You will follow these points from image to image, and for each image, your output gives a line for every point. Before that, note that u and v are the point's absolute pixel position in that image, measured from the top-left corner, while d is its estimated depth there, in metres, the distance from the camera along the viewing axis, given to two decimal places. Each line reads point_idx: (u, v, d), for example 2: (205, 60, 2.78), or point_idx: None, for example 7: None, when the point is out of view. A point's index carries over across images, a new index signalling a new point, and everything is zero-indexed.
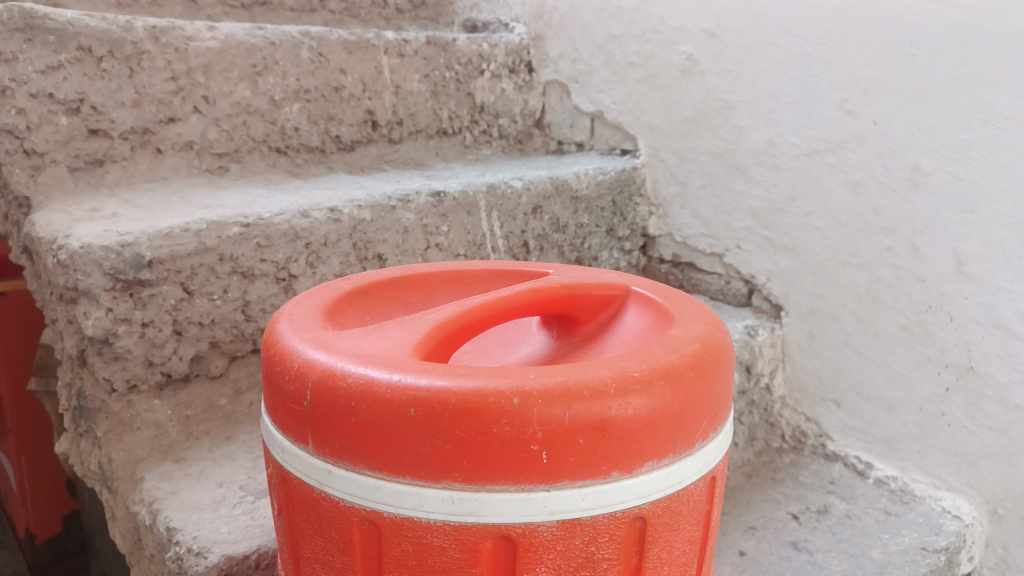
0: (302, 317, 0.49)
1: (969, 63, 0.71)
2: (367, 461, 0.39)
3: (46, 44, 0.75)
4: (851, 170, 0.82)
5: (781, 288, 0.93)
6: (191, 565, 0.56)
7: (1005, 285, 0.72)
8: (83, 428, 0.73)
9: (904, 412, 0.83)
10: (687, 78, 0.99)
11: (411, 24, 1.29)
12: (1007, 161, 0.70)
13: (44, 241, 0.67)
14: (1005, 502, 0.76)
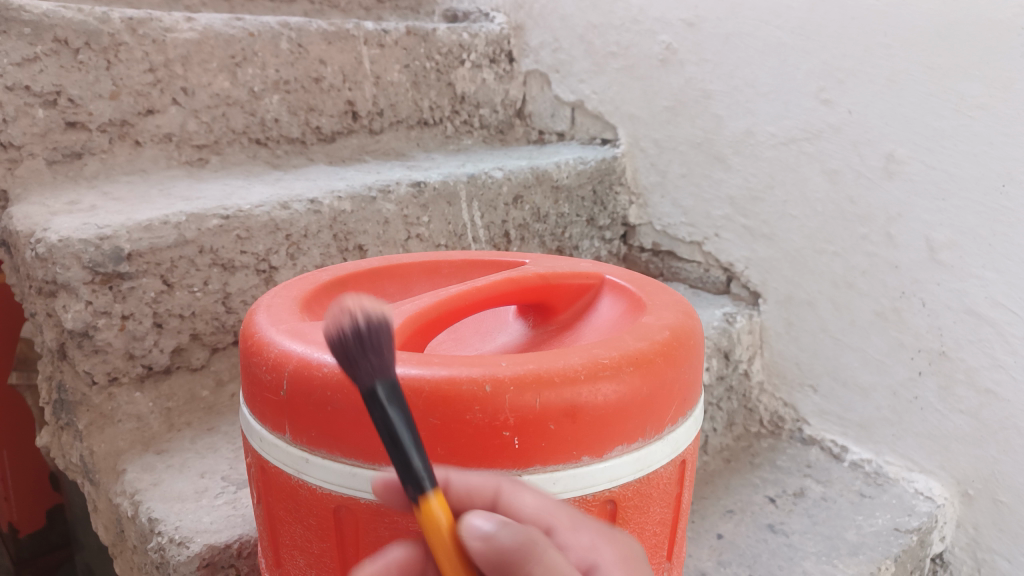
0: (279, 309, 0.50)
1: (941, 53, 0.72)
2: (344, 449, 0.40)
3: (22, 37, 0.74)
4: (827, 159, 0.83)
5: (759, 276, 0.95)
6: (173, 555, 0.56)
7: (975, 271, 0.73)
8: (64, 421, 0.73)
9: (878, 397, 0.84)
10: (667, 68, 0.99)
11: (392, 14, 1.28)
12: (977, 149, 0.71)
13: (21, 235, 0.67)
14: (975, 483, 0.77)
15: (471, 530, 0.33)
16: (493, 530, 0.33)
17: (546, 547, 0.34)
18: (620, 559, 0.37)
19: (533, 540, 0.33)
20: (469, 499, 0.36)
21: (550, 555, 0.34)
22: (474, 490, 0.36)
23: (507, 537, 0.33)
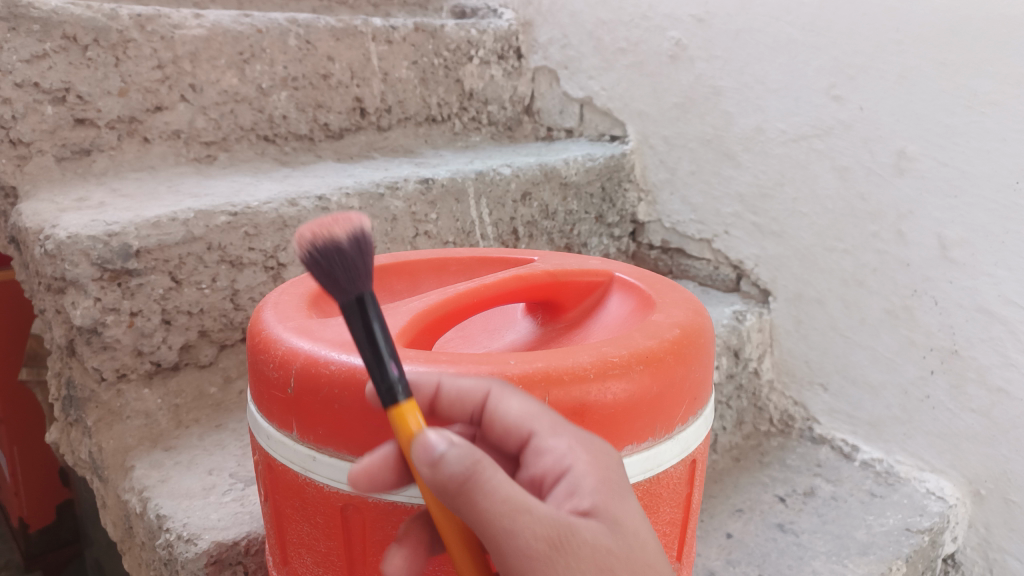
0: (286, 306, 0.49)
1: (953, 49, 0.71)
2: (351, 448, 0.40)
3: (31, 33, 0.74)
4: (838, 156, 0.83)
5: (769, 273, 0.94)
6: (181, 552, 0.56)
7: (987, 269, 0.73)
8: (73, 417, 0.74)
9: (889, 395, 0.84)
10: (676, 64, 0.99)
11: (400, 11, 1.28)
12: (990, 146, 0.70)
13: (30, 231, 0.67)
14: (987, 483, 0.77)
15: (425, 451, 0.32)
16: (443, 451, 0.32)
17: (496, 470, 0.32)
18: (596, 466, 0.35)
19: (480, 463, 0.32)
20: (460, 401, 0.36)
21: (499, 478, 0.32)
22: (464, 395, 0.36)
23: (456, 461, 0.31)
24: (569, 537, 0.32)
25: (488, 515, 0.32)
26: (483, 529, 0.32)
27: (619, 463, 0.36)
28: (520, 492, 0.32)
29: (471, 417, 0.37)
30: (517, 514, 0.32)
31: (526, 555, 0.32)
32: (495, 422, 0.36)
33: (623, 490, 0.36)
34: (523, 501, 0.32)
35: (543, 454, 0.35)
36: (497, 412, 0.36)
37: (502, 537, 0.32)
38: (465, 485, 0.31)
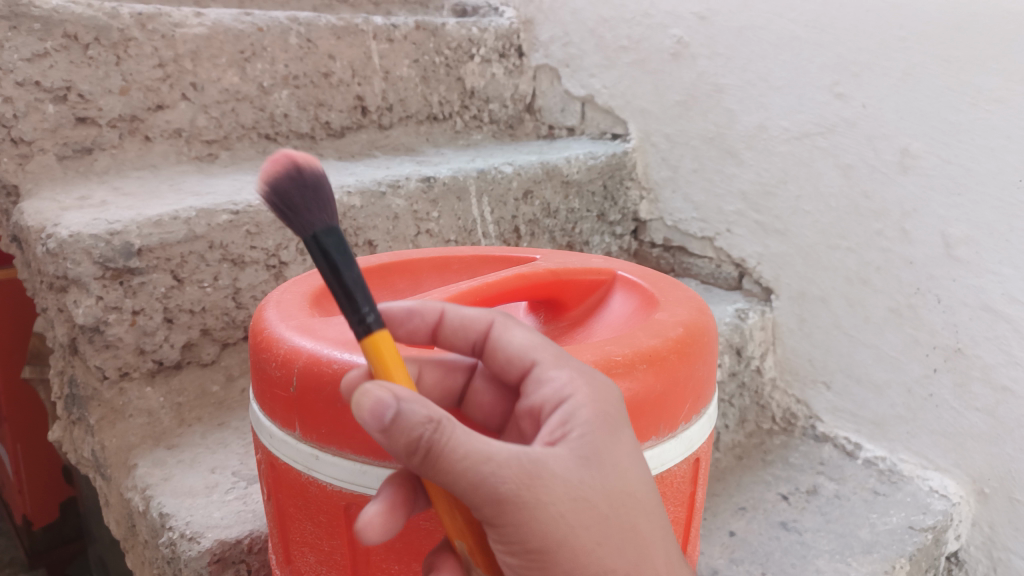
0: (289, 305, 0.49)
1: (958, 47, 0.71)
2: (354, 446, 0.40)
3: (32, 32, 0.74)
4: (841, 153, 0.83)
5: (771, 271, 0.94)
6: (184, 551, 0.56)
7: (992, 268, 0.72)
8: (75, 416, 0.74)
9: (892, 393, 0.83)
10: (679, 62, 0.99)
11: (400, 8, 1.28)
12: (995, 144, 0.70)
13: (32, 230, 0.67)
14: (991, 481, 0.76)
15: (373, 420, 0.30)
16: (397, 413, 0.30)
17: (454, 426, 0.31)
18: (583, 400, 0.35)
19: (438, 422, 0.31)
20: (462, 330, 0.40)
21: (458, 433, 0.31)
22: (467, 322, 0.40)
23: (415, 424, 0.31)
24: (540, 474, 0.32)
25: (452, 470, 0.31)
26: (453, 484, 0.32)
27: (609, 394, 0.36)
28: (483, 440, 0.32)
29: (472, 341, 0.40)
30: (479, 463, 0.31)
31: (498, 500, 0.32)
32: (497, 350, 0.38)
33: (612, 422, 0.35)
34: (485, 453, 0.31)
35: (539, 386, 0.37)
36: (499, 340, 0.38)
37: (471, 488, 0.32)
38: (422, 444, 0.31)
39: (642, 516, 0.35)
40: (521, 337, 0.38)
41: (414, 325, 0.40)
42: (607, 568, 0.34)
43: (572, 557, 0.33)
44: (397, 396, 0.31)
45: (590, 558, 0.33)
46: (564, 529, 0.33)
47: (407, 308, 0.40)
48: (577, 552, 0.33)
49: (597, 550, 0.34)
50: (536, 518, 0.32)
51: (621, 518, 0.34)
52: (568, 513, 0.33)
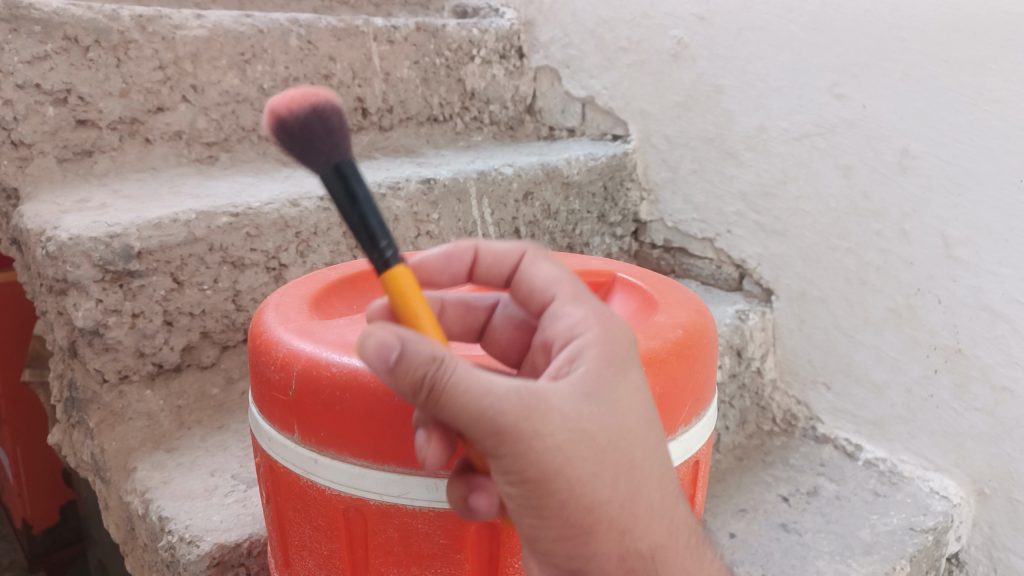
0: (287, 308, 0.49)
1: (957, 47, 0.71)
2: (354, 450, 0.41)
3: (32, 35, 0.74)
4: (841, 154, 0.83)
5: (771, 272, 0.94)
6: (183, 553, 0.56)
7: (992, 268, 0.72)
8: (75, 419, 0.74)
9: (892, 394, 0.83)
10: (678, 63, 0.99)
11: (401, 10, 1.28)
12: (994, 144, 0.70)
13: (32, 233, 0.67)
14: (991, 482, 0.76)
15: (377, 358, 0.32)
16: (401, 353, 0.32)
17: (457, 363, 0.33)
18: (594, 337, 0.37)
19: (441, 358, 0.33)
20: (496, 264, 0.44)
21: (461, 369, 0.33)
22: (501, 255, 0.44)
23: (418, 361, 0.32)
24: (541, 408, 0.33)
25: (454, 403, 0.33)
26: (456, 417, 0.33)
27: (619, 332, 0.37)
28: (483, 375, 0.33)
29: (506, 273, 0.44)
30: (480, 397, 0.33)
31: (499, 432, 0.33)
32: (526, 281, 0.42)
33: (620, 362, 0.36)
34: (485, 386, 0.33)
35: (558, 319, 0.39)
36: (528, 271, 0.42)
37: (472, 420, 0.33)
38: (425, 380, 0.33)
39: (641, 451, 0.37)
40: (547, 270, 0.42)
41: (454, 268, 0.46)
42: (601, 499, 0.36)
43: (568, 487, 0.35)
44: (400, 336, 0.33)
45: (585, 489, 0.35)
46: (563, 460, 0.34)
47: (444, 254, 0.45)
48: (574, 483, 0.35)
49: (593, 482, 0.35)
50: (535, 450, 0.34)
51: (619, 452, 0.36)
52: (566, 446, 0.34)
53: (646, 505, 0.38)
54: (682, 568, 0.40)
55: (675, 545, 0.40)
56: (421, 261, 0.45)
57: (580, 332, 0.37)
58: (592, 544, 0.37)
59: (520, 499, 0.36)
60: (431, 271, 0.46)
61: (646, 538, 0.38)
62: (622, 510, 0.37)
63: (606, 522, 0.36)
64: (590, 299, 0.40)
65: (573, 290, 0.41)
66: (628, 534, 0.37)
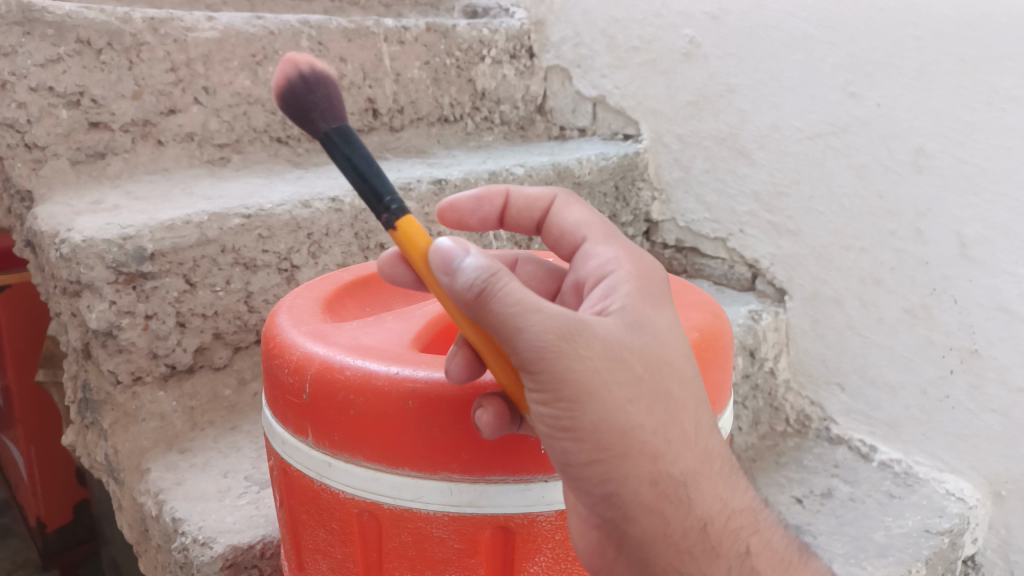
0: (301, 310, 0.50)
1: (973, 45, 0.71)
2: (367, 454, 0.41)
3: (45, 38, 0.75)
4: (855, 153, 0.82)
5: (784, 272, 0.93)
6: (197, 555, 0.56)
7: (1008, 268, 0.72)
8: (89, 420, 0.74)
9: (907, 395, 0.83)
10: (690, 62, 0.98)
11: (411, 11, 1.28)
12: (1010, 143, 0.70)
13: (46, 235, 0.67)
14: (1008, 484, 0.76)
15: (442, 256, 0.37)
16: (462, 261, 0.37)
17: (509, 279, 0.36)
18: (629, 271, 0.42)
19: (496, 271, 0.36)
20: (526, 208, 0.50)
21: (513, 285, 0.36)
22: (531, 200, 0.50)
23: (478, 273, 0.36)
24: (582, 331, 0.36)
25: (501, 315, 0.35)
26: (500, 330, 0.36)
27: (653, 274, 0.42)
28: (535, 294, 0.36)
29: (537, 218, 0.50)
30: (529, 311, 0.35)
31: (539, 349, 0.35)
32: (556, 221, 0.48)
33: (654, 297, 0.40)
34: (534, 303, 0.35)
35: (590, 256, 0.44)
36: (559, 213, 0.48)
37: (514, 333, 0.35)
38: (482, 294, 0.36)
39: (674, 381, 0.39)
40: (578, 212, 0.48)
41: (484, 211, 0.50)
42: (636, 423, 0.37)
43: (603, 409, 0.36)
44: (470, 252, 0.37)
45: (620, 412, 0.37)
46: (599, 382, 0.36)
47: (477, 196, 0.50)
48: (609, 404, 0.36)
49: (628, 407, 0.37)
50: (574, 368, 0.35)
51: (655, 380, 0.38)
52: (604, 369, 0.36)
53: (678, 433, 0.39)
54: (714, 495, 0.42)
55: (706, 473, 0.41)
56: (455, 202, 0.49)
57: (614, 268, 0.42)
58: (625, 468, 0.38)
59: (552, 422, 0.37)
60: (463, 212, 0.49)
61: (678, 465, 0.39)
62: (654, 435, 0.38)
63: (640, 446, 0.37)
64: (617, 239, 0.45)
65: (602, 231, 0.46)
66: (660, 461, 0.38)
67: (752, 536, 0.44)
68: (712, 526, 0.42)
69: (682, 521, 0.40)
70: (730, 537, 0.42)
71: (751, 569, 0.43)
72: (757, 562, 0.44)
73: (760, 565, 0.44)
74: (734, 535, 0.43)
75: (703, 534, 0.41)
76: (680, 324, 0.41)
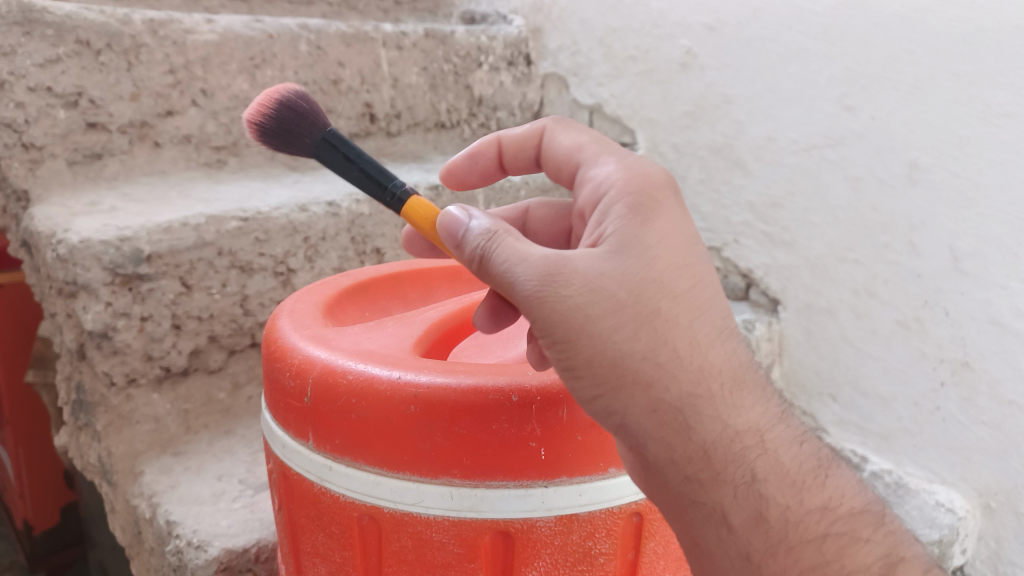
0: (302, 313, 0.50)
1: (966, 60, 0.71)
2: (367, 457, 0.41)
3: (45, 38, 0.75)
4: (850, 166, 0.83)
5: (778, 283, 0.94)
6: (191, 558, 0.56)
7: (1000, 281, 0.72)
8: (83, 421, 0.74)
9: (900, 407, 0.83)
10: (687, 72, 0.99)
11: (409, 16, 1.28)
12: (1004, 158, 0.70)
13: (43, 235, 0.67)
14: (997, 496, 0.76)
15: (451, 232, 0.44)
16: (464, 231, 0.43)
17: (505, 237, 0.42)
18: (619, 187, 0.42)
19: (491, 233, 0.42)
20: (519, 146, 0.53)
21: (503, 243, 0.41)
22: (520, 139, 0.53)
23: (475, 235, 0.42)
24: (562, 270, 0.39)
25: (497, 271, 0.41)
26: (505, 288, 0.41)
27: (646, 182, 0.42)
28: (527, 245, 0.41)
29: (533, 154, 0.53)
30: (516, 261, 0.40)
31: (526, 295, 0.40)
32: (550, 150, 0.50)
33: (643, 213, 0.41)
34: (521, 252, 0.40)
35: (586, 178, 0.46)
36: (554, 141, 0.50)
37: (510, 286, 0.40)
38: (481, 251, 0.42)
39: (664, 298, 0.40)
40: (568, 137, 0.49)
41: (482, 165, 0.56)
42: (625, 351, 0.39)
43: (591, 343, 0.39)
44: (479, 213, 0.44)
45: (607, 343, 0.39)
46: (584, 317, 0.39)
47: (469, 154, 0.55)
48: (595, 337, 0.39)
49: (614, 336, 0.39)
50: (558, 309, 0.39)
51: (640, 302, 0.39)
52: (584, 303, 0.39)
53: (671, 355, 0.40)
54: (715, 415, 0.41)
55: (706, 396, 0.40)
56: (451, 165, 0.56)
57: (606, 188, 0.43)
58: (622, 399, 0.39)
59: (558, 364, 0.40)
60: (461, 172, 0.56)
61: (672, 390, 0.40)
62: (645, 361, 0.39)
63: (631, 374, 0.39)
64: (609, 152, 0.46)
65: (595, 148, 0.47)
66: (655, 388, 0.39)
67: (761, 459, 0.41)
68: (716, 450, 0.40)
69: (684, 447, 0.40)
70: (736, 461, 0.41)
71: (761, 496, 0.41)
72: (767, 488, 0.41)
73: (770, 491, 0.41)
74: (740, 459, 0.41)
75: (708, 461, 0.40)
76: (671, 237, 0.41)
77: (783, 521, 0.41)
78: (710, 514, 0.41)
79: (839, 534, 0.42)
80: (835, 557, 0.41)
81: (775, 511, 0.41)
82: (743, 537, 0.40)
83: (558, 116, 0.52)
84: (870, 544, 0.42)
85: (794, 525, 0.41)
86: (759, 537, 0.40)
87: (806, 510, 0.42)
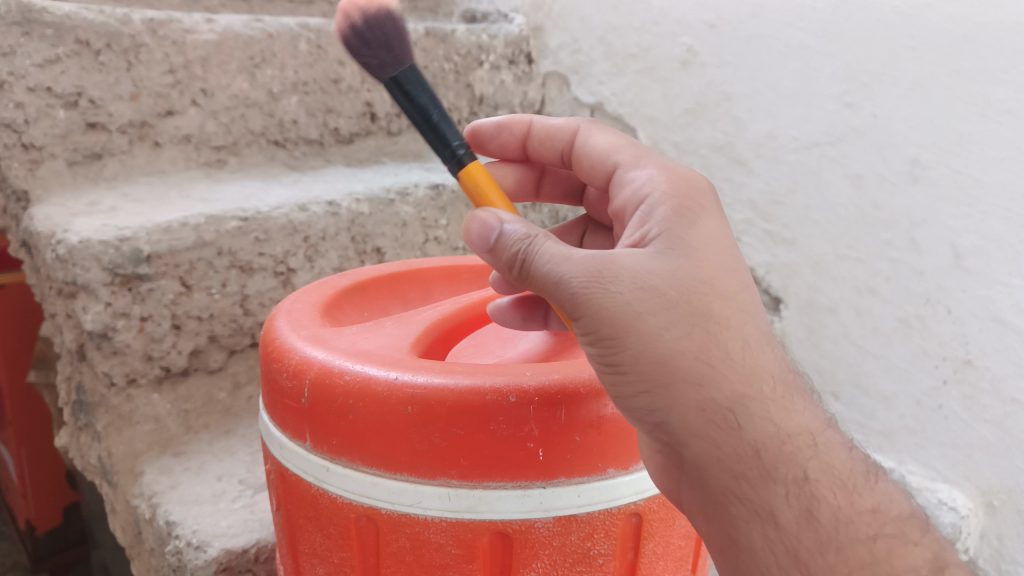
0: (300, 314, 0.50)
1: (967, 57, 0.71)
2: (364, 459, 0.41)
3: (44, 38, 0.75)
4: (851, 163, 0.82)
5: (780, 281, 0.93)
6: (190, 558, 0.56)
7: (1001, 279, 0.72)
8: (83, 421, 0.74)
9: (902, 406, 0.83)
10: (687, 70, 0.98)
11: (409, 15, 1.27)
12: (1005, 155, 0.70)
13: (42, 235, 0.67)
14: (1000, 494, 0.76)
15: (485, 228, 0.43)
16: (499, 233, 0.43)
17: (546, 240, 0.42)
18: (664, 189, 0.43)
19: (531, 237, 0.42)
20: (547, 138, 0.56)
21: (545, 245, 0.42)
22: (551, 130, 0.56)
23: (512, 238, 0.42)
24: (609, 268, 0.40)
25: (541, 272, 0.41)
26: (549, 290, 0.41)
27: (689, 186, 0.44)
28: (570, 248, 0.41)
29: (554, 147, 0.56)
30: (560, 261, 0.41)
31: (573, 294, 0.40)
32: (584, 151, 0.52)
33: (690, 214, 0.42)
34: (564, 253, 0.41)
35: (626, 180, 0.47)
36: (589, 143, 0.52)
37: (556, 286, 0.41)
38: (522, 254, 0.42)
39: (714, 299, 0.40)
40: (603, 138, 0.51)
41: (504, 137, 0.58)
42: (675, 349, 0.39)
43: (640, 340, 0.39)
44: (509, 217, 0.43)
45: (657, 341, 0.39)
46: (636, 314, 0.39)
47: (497, 124, 0.58)
48: (644, 334, 0.39)
49: (665, 334, 0.39)
50: (606, 306, 0.39)
51: (690, 302, 0.39)
52: (634, 299, 0.39)
53: (723, 355, 0.40)
54: (766, 416, 0.40)
55: (756, 396, 0.40)
56: (478, 127, 0.58)
57: (650, 189, 0.44)
58: (670, 396, 0.39)
59: (603, 364, 0.40)
60: (483, 136, 0.58)
61: (723, 389, 0.39)
62: (695, 360, 0.39)
63: (681, 372, 0.39)
64: (647, 157, 0.48)
65: (631, 151, 0.49)
66: (705, 387, 0.39)
67: (814, 461, 0.40)
68: (767, 450, 0.40)
69: (734, 445, 0.39)
70: (787, 461, 0.40)
71: (812, 496, 0.40)
72: (819, 488, 0.40)
73: (822, 491, 0.40)
74: (791, 459, 0.40)
75: (758, 460, 0.40)
76: (718, 240, 0.42)
77: (832, 521, 0.40)
78: (756, 512, 0.40)
79: (889, 536, 0.40)
80: (884, 558, 0.39)
81: (827, 510, 0.40)
82: (792, 535, 0.39)
83: (591, 118, 0.54)
84: (920, 548, 0.41)
85: (845, 526, 0.40)
86: (809, 535, 0.39)
87: (858, 511, 0.41)
